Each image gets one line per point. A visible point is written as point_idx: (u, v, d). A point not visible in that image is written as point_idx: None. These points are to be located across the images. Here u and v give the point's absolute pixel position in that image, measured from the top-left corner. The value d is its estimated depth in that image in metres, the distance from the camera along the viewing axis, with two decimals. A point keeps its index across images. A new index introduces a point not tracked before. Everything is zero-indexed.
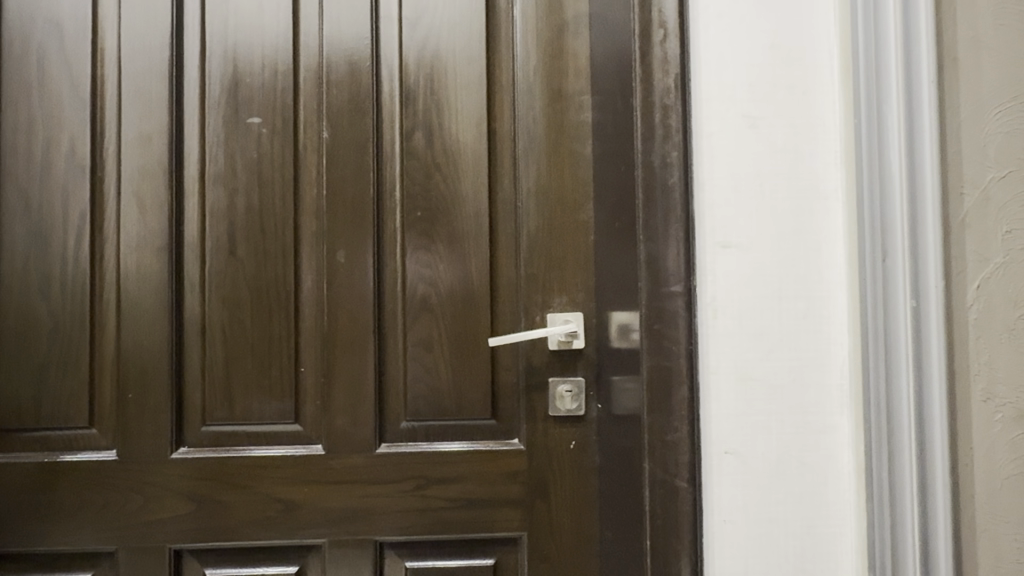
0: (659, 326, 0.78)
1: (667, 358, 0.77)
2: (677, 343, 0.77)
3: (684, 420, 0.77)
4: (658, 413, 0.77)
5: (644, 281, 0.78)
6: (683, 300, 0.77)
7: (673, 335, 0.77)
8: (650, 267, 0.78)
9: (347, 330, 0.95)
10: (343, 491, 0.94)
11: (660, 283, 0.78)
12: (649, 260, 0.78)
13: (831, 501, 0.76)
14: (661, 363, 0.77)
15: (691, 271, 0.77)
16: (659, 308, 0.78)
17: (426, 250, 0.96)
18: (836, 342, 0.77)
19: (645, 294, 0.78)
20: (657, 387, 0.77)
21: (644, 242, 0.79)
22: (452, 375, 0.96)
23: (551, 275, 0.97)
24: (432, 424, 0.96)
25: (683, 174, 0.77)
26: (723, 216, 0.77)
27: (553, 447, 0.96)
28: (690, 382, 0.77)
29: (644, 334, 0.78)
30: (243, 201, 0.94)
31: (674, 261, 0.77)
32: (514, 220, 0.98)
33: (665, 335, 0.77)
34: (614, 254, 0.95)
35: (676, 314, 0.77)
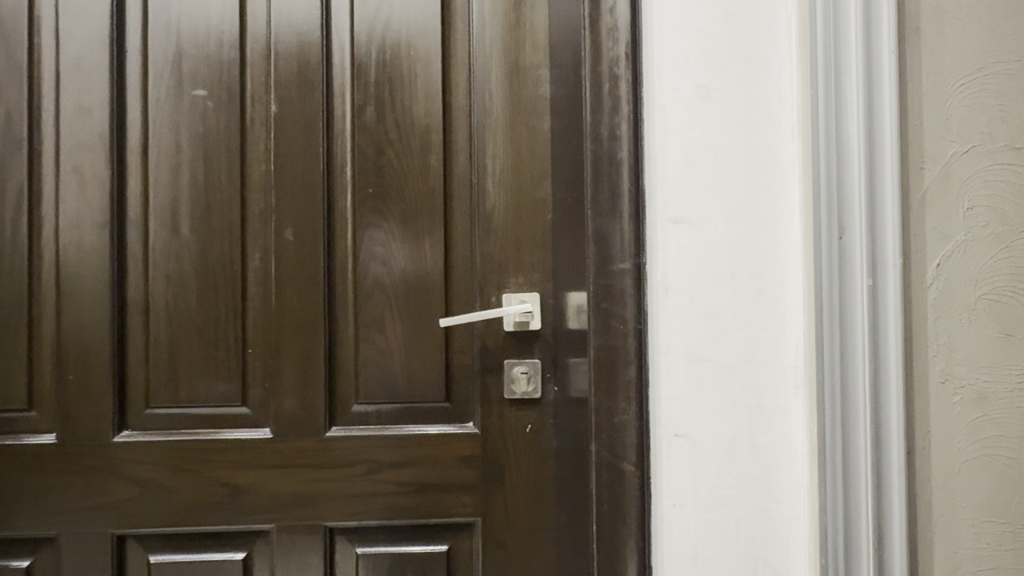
0: (608, 305, 0.75)
1: (613, 337, 0.75)
2: (624, 323, 0.74)
3: (632, 402, 0.74)
4: (606, 395, 0.75)
5: (592, 258, 0.76)
6: (632, 277, 0.74)
7: (622, 315, 0.74)
8: (600, 244, 0.76)
9: (296, 310, 0.92)
10: (291, 475, 0.91)
11: (610, 261, 0.75)
12: (598, 236, 0.76)
13: (784, 485, 0.74)
14: (607, 342, 0.75)
15: (640, 246, 0.74)
16: (607, 286, 0.75)
17: (378, 228, 0.94)
18: (790, 322, 0.75)
19: (593, 271, 0.76)
20: (604, 367, 0.75)
21: (592, 217, 0.76)
22: (405, 357, 0.94)
23: (507, 255, 0.94)
24: (384, 408, 0.93)
25: (632, 146, 0.75)
26: (674, 190, 0.74)
27: (509, 431, 0.94)
28: (633, 364, 0.73)
29: (591, 313, 0.77)
30: (188, 177, 0.92)
31: (621, 236, 0.74)
32: (469, 198, 0.95)
33: (611, 315, 0.75)
34: (571, 231, 0.92)
35: (625, 291, 0.74)
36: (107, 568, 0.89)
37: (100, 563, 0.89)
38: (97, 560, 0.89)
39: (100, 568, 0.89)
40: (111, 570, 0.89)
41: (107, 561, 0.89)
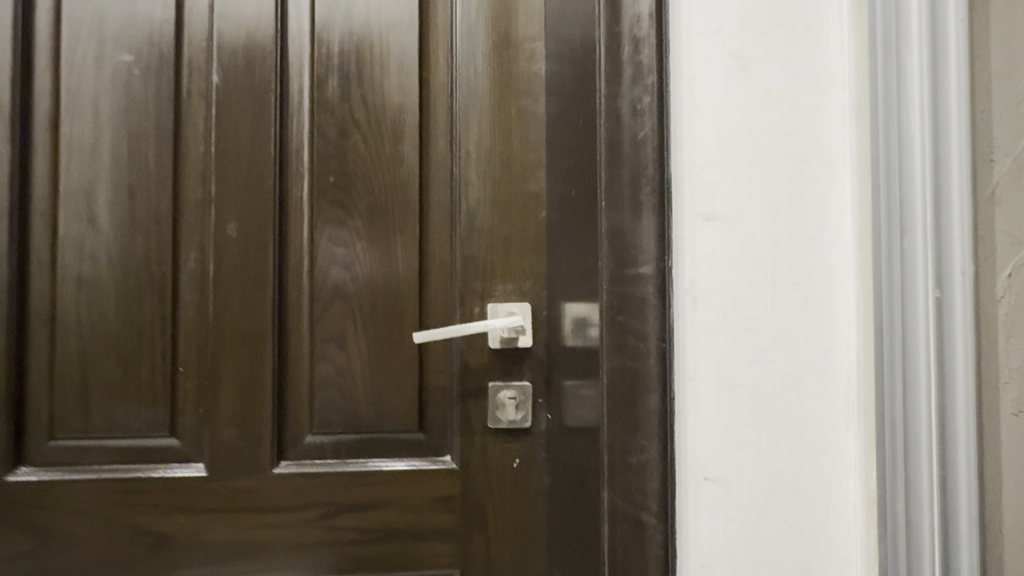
0: (624, 318, 0.61)
1: (631, 361, 0.60)
2: (641, 341, 0.59)
3: (654, 441, 0.59)
4: (621, 429, 0.61)
5: (606, 265, 0.63)
6: (654, 284, 0.59)
7: (639, 330, 0.60)
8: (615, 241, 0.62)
9: (239, 321, 0.77)
10: (232, 521, 0.76)
11: (627, 264, 0.61)
12: (614, 233, 0.62)
13: (832, 538, 0.61)
14: (624, 366, 0.61)
15: (664, 247, 0.59)
16: (625, 298, 0.61)
17: (339, 225, 0.79)
18: (840, 341, 0.62)
19: (608, 282, 0.63)
20: (618, 397, 0.61)
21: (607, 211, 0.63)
22: (370, 378, 0.79)
23: (492, 259, 0.81)
24: (344, 439, 0.78)
25: (657, 123, 0.60)
26: (703, 180, 0.61)
27: (493, 466, 0.80)
28: (654, 394, 0.59)
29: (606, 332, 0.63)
30: (110, 160, 0.76)
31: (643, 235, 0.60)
32: (449, 190, 0.81)
33: (630, 333, 0.60)
34: (568, 225, 0.76)
35: (644, 301, 0.59)
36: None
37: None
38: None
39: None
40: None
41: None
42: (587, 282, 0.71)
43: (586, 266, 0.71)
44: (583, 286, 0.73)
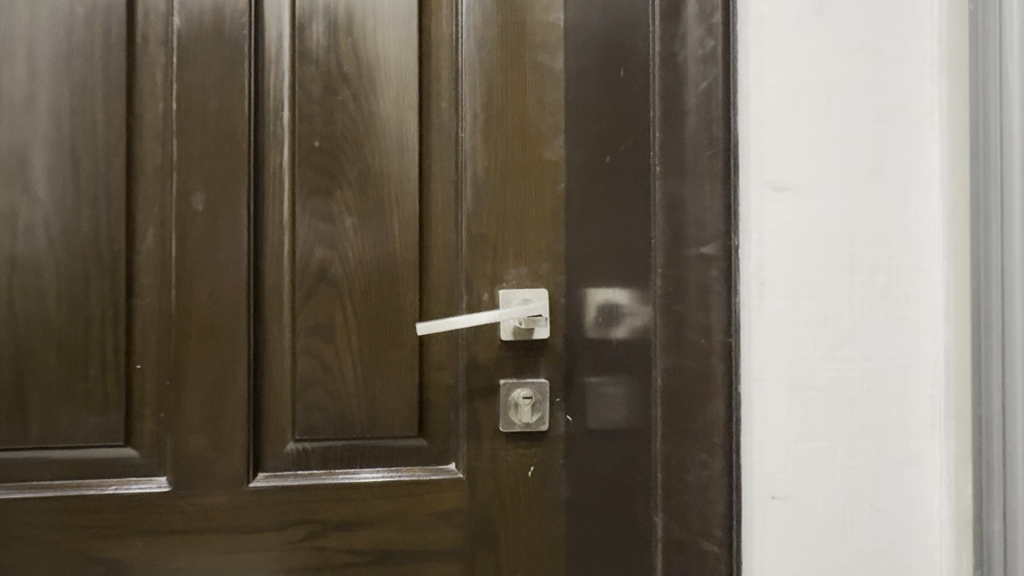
0: (679, 308, 0.51)
1: (687, 359, 0.51)
2: (698, 334, 0.50)
3: (719, 451, 0.49)
4: (677, 438, 0.52)
5: (659, 247, 0.53)
6: (719, 267, 0.49)
7: (697, 321, 0.50)
8: (672, 214, 0.52)
9: (207, 310, 0.65)
10: (201, 543, 0.65)
11: (681, 243, 0.51)
12: (670, 203, 0.52)
13: (915, 566, 0.52)
14: (677, 363, 0.52)
15: (728, 217, 0.49)
16: (680, 284, 0.51)
17: (325, 197, 0.67)
18: (926, 336, 0.53)
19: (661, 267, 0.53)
20: (671, 401, 0.53)
21: (662, 178, 0.53)
22: (361, 376, 0.68)
23: (503, 238, 0.70)
24: (334, 447, 0.68)
25: (725, 67, 0.49)
26: (773, 142, 0.51)
27: (505, 475, 0.70)
28: (713, 397, 0.49)
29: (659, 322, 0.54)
30: (48, 118, 0.63)
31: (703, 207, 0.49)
32: (453, 158, 0.70)
33: (686, 325, 0.51)
34: (593, 200, 0.66)
35: (702, 283, 0.50)
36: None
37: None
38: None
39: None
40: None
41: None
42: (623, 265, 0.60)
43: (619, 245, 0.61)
44: (616, 270, 0.62)
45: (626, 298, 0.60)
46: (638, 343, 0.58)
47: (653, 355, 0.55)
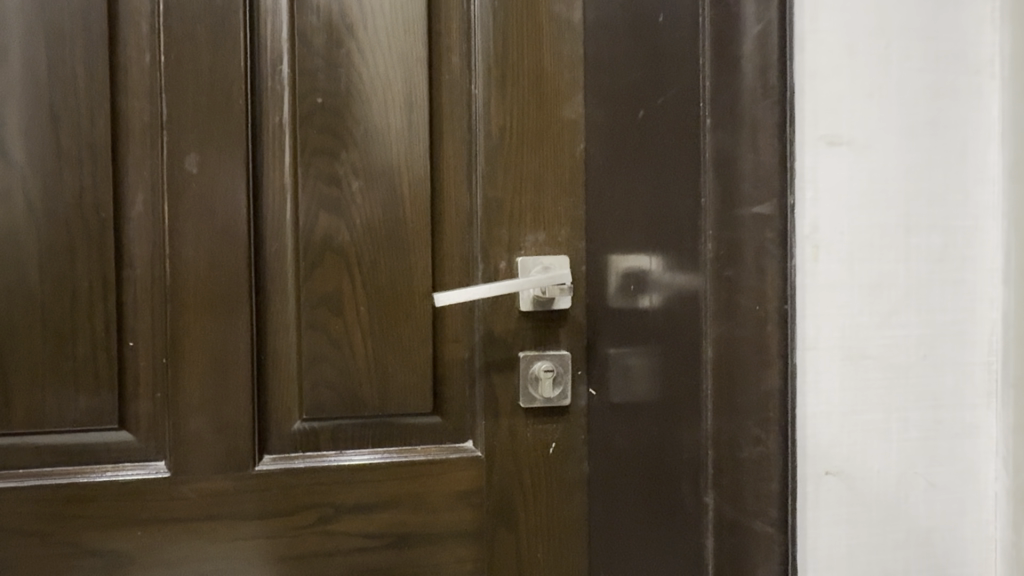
0: (733, 275, 0.47)
1: (740, 328, 0.47)
2: (754, 302, 0.46)
3: (775, 427, 0.46)
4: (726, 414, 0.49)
5: (709, 209, 0.49)
6: (774, 229, 0.45)
7: (752, 288, 0.46)
8: (721, 173, 0.48)
9: (205, 281, 0.60)
10: (204, 532, 0.61)
11: (736, 203, 0.47)
12: (720, 162, 0.48)
13: (969, 541, 0.50)
14: (730, 333, 0.48)
15: (785, 176, 0.45)
16: (733, 249, 0.47)
17: (329, 159, 0.62)
18: (983, 301, 0.49)
19: (712, 229, 0.49)
20: (723, 373, 0.49)
21: (711, 134, 0.49)
22: (372, 351, 0.63)
23: (521, 202, 0.66)
24: (344, 426, 0.63)
25: (784, 10, 0.45)
26: (828, 93, 0.47)
27: (525, 453, 0.66)
28: (770, 369, 0.46)
29: (709, 290, 0.49)
30: (22, 72, 0.58)
31: (756, 164, 0.46)
32: (466, 116, 0.65)
33: (740, 293, 0.47)
34: (619, 160, 0.61)
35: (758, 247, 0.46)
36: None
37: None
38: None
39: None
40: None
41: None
42: (664, 227, 0.55)
43: (656, 204, 0.56)
44: (647, 235, 0.58)
45: (654, 267, 0.57)
46: (680, 307, 0.53)
47: (698, 329, 0.50)
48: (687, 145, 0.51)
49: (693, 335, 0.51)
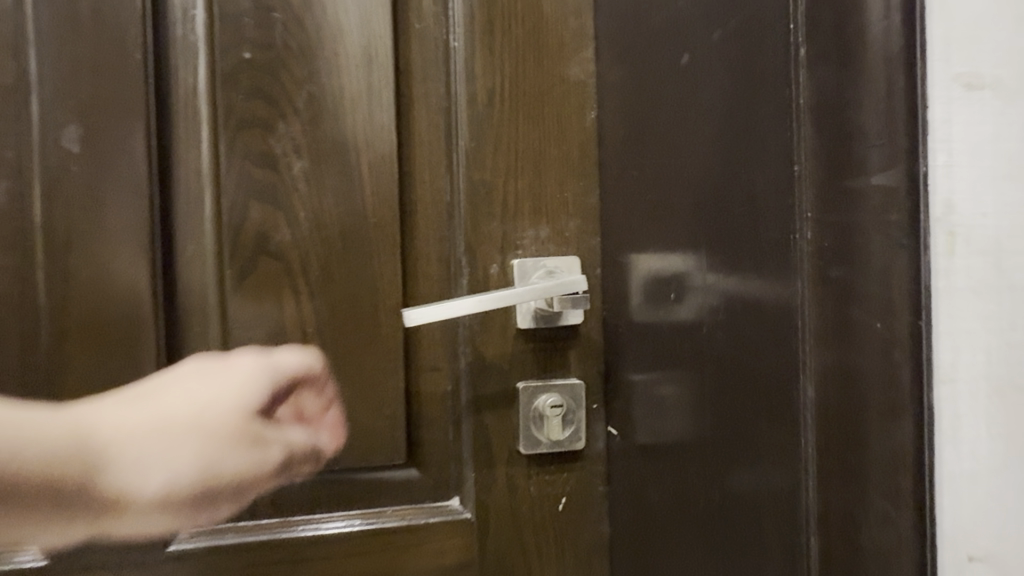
0: (845, 278, 0.32)
1: (852, 354, 0.32)
2: (874, 317, 0.31)
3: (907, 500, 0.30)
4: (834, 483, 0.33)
5: (807, 182, 0.34)
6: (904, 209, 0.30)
7: (874, 294, 0.31)
8: (826, 125, 0.33)
9: (93, 297, 0.45)
10: (203, 470, 0.45)
11: (847, 169, 0.31)
12: (825, 108, 0.33)
13: None
14: (842, 363, 0.32)
15: (914, 122, 0.30)
16: (846, 238, 0.32)
17: (262, 133, 0.48)
18: None
19: (812, 210, 0.34)
20: (834, 420, 0.33)
21: (810, 67, 0.33)
22: (325, 384, 0.49)
23: (516, 187, 0.51)
24: (289, 486, 0.48)
25: None
26: (966, 12, 0.32)
27: (527, 511, 0.51)
28: (890, 416, 0.30)
29: (809, 299, 0.34)
30: None
31: (879, 108, 0.30)
32: (443, 76, 0.51)
33: (851, 301, 0.32)
34: (648, 127, 0.47)
35: (874, 234, 0.31)
36: (78, 443, 0.42)
37: (37, 442, 0.42)
38: (31, 444, 0.41)
39: (24, 435, 0.41)
40: (64, 424, 0.42)
41: (14, 440, 0.41)
42: (730, 210, 0.40)
43: (715, 182, 0.41)
44: (693, 223, 0.43)
45: (694, 266, 0.43)
46: (758, 321, 0.38)
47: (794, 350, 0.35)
48: (772, 94, 0.36)
49: (782, 359, 0.36)
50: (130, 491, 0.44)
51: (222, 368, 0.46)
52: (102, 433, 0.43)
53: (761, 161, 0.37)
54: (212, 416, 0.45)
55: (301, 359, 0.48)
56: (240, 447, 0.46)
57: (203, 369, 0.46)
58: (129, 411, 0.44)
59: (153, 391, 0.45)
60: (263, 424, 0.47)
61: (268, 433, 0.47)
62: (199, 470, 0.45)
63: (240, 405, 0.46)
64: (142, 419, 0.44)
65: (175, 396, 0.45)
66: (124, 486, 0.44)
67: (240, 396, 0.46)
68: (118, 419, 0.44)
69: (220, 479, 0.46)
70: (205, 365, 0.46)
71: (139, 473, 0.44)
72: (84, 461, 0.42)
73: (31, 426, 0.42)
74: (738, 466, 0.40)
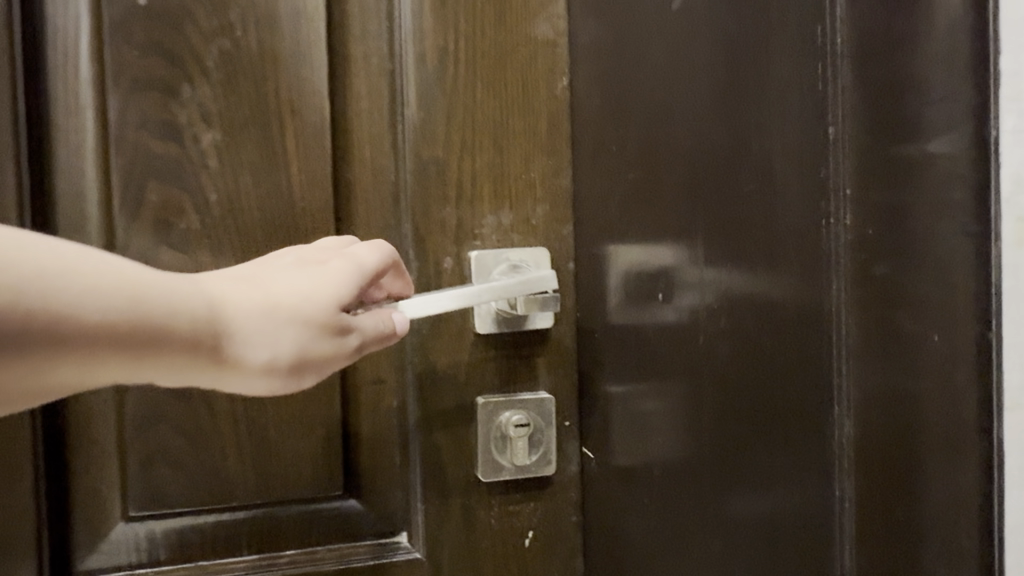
0: (893, 274, 0.34)
1: (902, 364, 0.33)
2: None
3: None
4: None
5: None
6: None
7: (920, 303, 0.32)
8: None
9: None
10: (290, 362, 0.30)
11: None
12: None
13: None
14: (889, 378, 0.34)
15: None
16: (909, 257, 0.33)
17: (161, 97, 0.39)
18: None
19: None
20: (885, 416, 0.35)
21: None
22: (243, 401, 0.40)
23: (473, 166, 0.43)
24: (199, 527, 0.40)
25: None
26: None
27: (486, 548, 0.43)
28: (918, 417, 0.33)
29: (849, 303, 0.36)
30: None
31: None
32: (385, 33, 0.42)
33: (902, 308, 0.33)
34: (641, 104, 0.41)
35: (935, 239, 0.32)
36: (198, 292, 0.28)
37: (102, 297, 0.25)
38: (98, 271, 0.25)
39: (123, 267, 0.26)
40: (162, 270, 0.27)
41: (72, 272, 0.24)
42: (748, 214, 0.39)
43: (708, 178, 0.40)
44: (659, 220, 0.41)
45: (689, 262, 0.40)
46: None
47: None
48: (797, 97, 0.37)
49: None
50: (241, 356, 0.29)
51: (320, 263, 0.34)
52: (229, 306, 0.29)
53: (783, 163, 0.38)
54: (314, 304, 0.31)
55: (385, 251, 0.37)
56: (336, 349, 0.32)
57: (314, 254, 0.34)
58: (243, 286, 0.30)
59: (262, 276, 0.31)
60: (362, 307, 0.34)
61: (359, 333, 0.33)
62: (302, 350, 0.30)
63: (355, 287, 0.33)
64: (242, 289, 0.30)
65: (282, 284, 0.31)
66: (243, 347, 0.29)
67: (342, 286, 0.33)
68: (239, 285, 0.30)
69: (310, 363, 0.31)
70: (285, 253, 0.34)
71: (247, 340, 0.29)
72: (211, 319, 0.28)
73: (124, 268, 0.26)
74: (732, 488, 0.40)
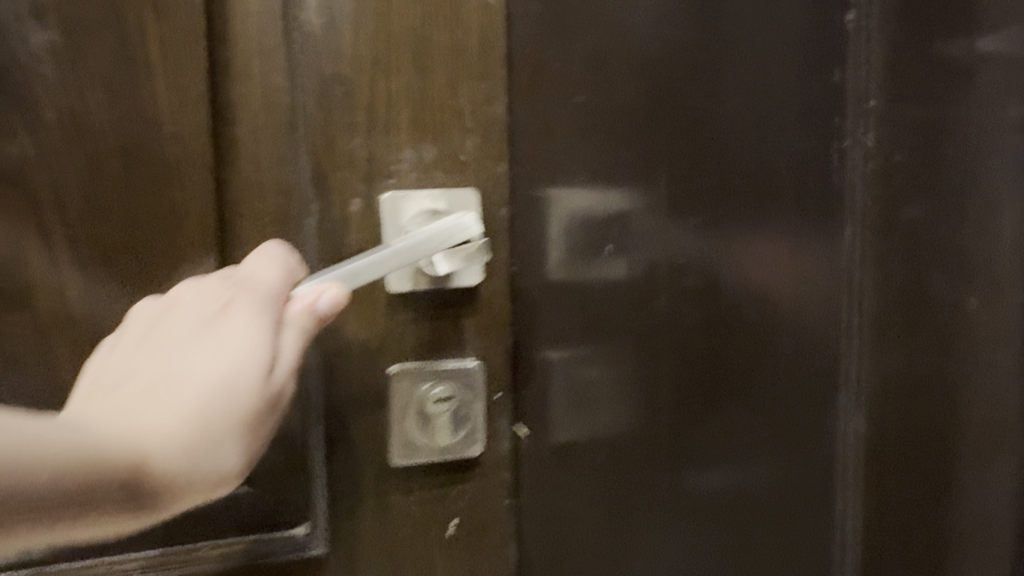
0: (923, 215, 0.36)
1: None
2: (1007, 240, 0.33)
3: None
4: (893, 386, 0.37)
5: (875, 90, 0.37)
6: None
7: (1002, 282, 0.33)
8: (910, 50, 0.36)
9: None
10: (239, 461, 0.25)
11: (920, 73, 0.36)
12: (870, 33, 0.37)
13: None
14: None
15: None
16: (960, 186, 0.35)
17: None
18: None
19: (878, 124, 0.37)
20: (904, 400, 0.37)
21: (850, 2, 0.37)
22: None
23: (386, 88, 0.36)
24: None
25: None
26: None
27: (404, 538, 0.37)
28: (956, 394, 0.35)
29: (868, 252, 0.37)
30: None
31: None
32: None
33: (934, 267, 0.36)
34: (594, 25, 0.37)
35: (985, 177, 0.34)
36: (105, 439, 0.22)
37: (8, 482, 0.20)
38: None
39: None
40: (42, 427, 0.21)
41: None
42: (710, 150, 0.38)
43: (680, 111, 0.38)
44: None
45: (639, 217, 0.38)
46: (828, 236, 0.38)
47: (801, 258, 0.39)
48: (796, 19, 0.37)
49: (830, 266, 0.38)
50: (186, 489, 0.23)
51: (218, 313, 0.27)
52: (152, 444, 0.22)
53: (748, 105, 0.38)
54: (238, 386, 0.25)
55: (283, 263, 0.30)
56: (276, 409, 0.26)
57: (207, 311, 0.27)
58: (151, 401, 0.24)
59: (167, 370, 0.25)
60: (284, 340, 0.28)
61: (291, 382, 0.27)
62: (246, 446, 0.25)
63: (269, 325, 0.27)
64: (144, 405, 0.23)
65: (192, 375, 0.24)
66: (190, 469, 0.23)
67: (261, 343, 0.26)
68: (148, 398, 0.24)
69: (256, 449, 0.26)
70: (173, 317, 0.28)
71: (188, 460, 0.23)
72: (132, 464, 0.22)
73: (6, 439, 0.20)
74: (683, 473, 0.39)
